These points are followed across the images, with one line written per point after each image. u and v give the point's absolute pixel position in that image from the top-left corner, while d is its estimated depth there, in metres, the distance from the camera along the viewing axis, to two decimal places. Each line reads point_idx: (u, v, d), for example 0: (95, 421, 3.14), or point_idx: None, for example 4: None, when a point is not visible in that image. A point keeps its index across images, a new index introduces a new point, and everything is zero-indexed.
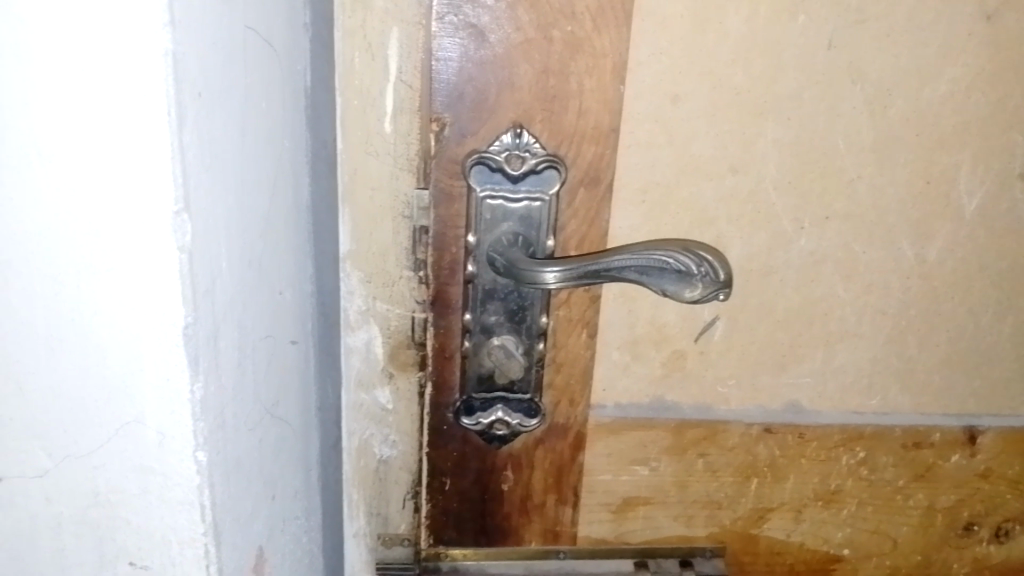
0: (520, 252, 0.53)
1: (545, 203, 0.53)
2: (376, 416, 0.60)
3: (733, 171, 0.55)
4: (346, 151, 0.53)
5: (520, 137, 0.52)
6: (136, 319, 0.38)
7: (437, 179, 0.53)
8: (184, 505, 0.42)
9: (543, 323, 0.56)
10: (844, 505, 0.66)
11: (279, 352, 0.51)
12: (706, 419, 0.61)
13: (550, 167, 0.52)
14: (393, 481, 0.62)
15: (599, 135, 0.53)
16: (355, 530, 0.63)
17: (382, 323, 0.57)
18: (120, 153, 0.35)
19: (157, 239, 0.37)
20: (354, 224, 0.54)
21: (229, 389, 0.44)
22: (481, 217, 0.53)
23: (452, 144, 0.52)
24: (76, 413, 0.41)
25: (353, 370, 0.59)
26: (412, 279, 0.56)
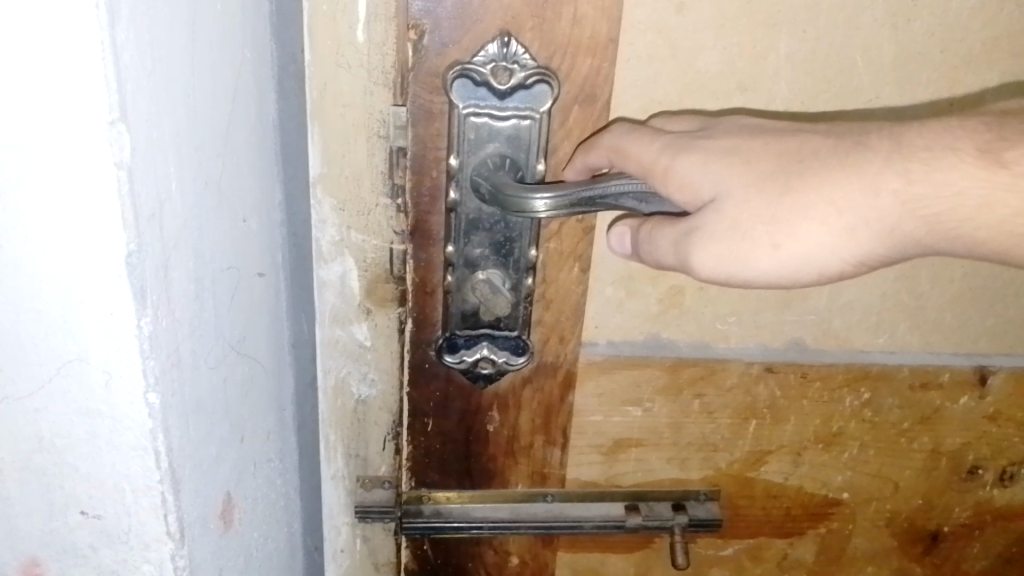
0: (508, 177, 0.48)
1: (535, 122, 0.48)
2: (353, 353, 0.56)
3: (741, 90, 0.50)
4: (314, 64, 0.48)
5: (508, 46, 0.46)
6: (73, 246, 0.34)
7: (415, 96, 0.48)
8: (138, 450, 0.39)
9: (532, 256, 0.52)
10: (845, 448, 0.63)
11: (244, 285, 0.47)
12: (705, 358, 0.58)
13: (541, 82, 0.47)
14: (373, 422, 0.58)
15: (595, 46, 0.47)
16: (333, 471, 0.60)
17: (357, 256, 0.53)
18: (39, 53, 0.30)
19: (91, 154, 0.32)
20: (325, 144, 0.50)
21: (185, 324, 0.40)
22: (465, 137, 0.48)
23: (432, 54, 0.47)
24: (12, 352, 0.36)
25: (327, 304, 0.54)
26: (390, 207, 0.51)
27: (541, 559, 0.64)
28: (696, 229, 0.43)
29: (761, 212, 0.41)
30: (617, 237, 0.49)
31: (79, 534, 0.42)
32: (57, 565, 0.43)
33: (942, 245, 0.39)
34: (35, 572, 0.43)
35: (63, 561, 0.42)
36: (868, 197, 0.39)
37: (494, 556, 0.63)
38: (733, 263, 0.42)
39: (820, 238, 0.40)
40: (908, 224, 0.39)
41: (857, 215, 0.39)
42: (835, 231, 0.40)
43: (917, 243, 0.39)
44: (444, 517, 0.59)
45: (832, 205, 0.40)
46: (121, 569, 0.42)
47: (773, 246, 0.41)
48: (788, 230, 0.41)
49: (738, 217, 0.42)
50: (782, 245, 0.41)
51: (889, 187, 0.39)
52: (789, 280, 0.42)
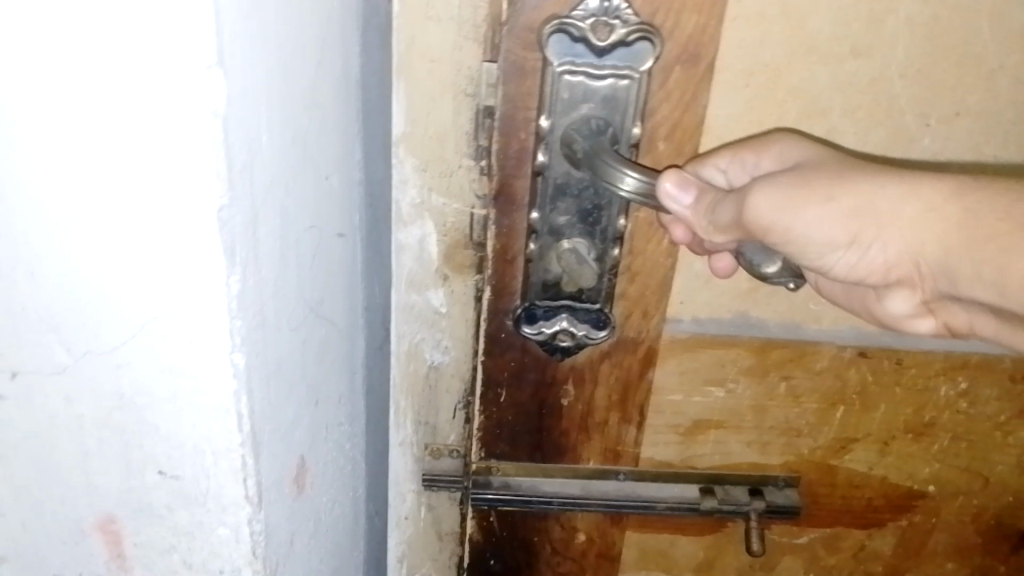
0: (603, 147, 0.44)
1: (634, 83, 0.44)
2: (428, 320, 0.54)
3: (855, 54, 0.47)
4: (403, 12, 0.45)
5: (610, 0, 0.42)
6: (161, 199, 0.32)
7: (509, 50, 0.44)
8: (219, 413, 0.38)
9: (621, 226, 0.48)
10: (936, 440, 0.60)
11: (325, 244, 0.45)
12: (794, 339, 0.55)
13: (643, 39, 0.43)
14: (444, 389, 0.57)
15: (703, 2, 0.43)
16: (401, 438, 0.59)
17: (438, 220, 0.51)
18: (134, 1, 0.28)
19: (185, 102, 0.30)
20: (410, 101, 0.47)
21: (270, 283, 0.38)
22: (558, 97, 0.44)
23: (528, 8, 0.43)
24: (96, 306, 0.35)
25: (404, 269, 0.53)
26: (472, 169, 0.49)
27: (608, 537, 0.62)
28: (760, 177, 0.38)
29: (826, 173, 0.36)
30: (676, 183, 0.40)
31: (156, 494, 0.41)
32: (132, 523, 0.42)
33: (965, 254, 0.33)
34: (111, 529, 0.42)
35: (139, 520, 0.42)
36: (932, 180, 0.34)
37: (561, 532, 0.62)
38: (780, 203, 0.36)
39: (871, 200, 0.34)
40: (951, 214, 0.33)
41: (917, 187, 0.34)
42: (886, 198, 0.34)
43: (946, 247, 0.33)
44: (513, 491, 0.58)
45: (898, 176, 0.34)
46: (197, 531, 0.42)
47: (826, 197, 0.35)
48: (846, 184, 0.35)
49: (806, 172, 0.37)
50: (836, 197, 0.35)
51: (952, 178, 0.33)
52: (830, 239, 0.35)
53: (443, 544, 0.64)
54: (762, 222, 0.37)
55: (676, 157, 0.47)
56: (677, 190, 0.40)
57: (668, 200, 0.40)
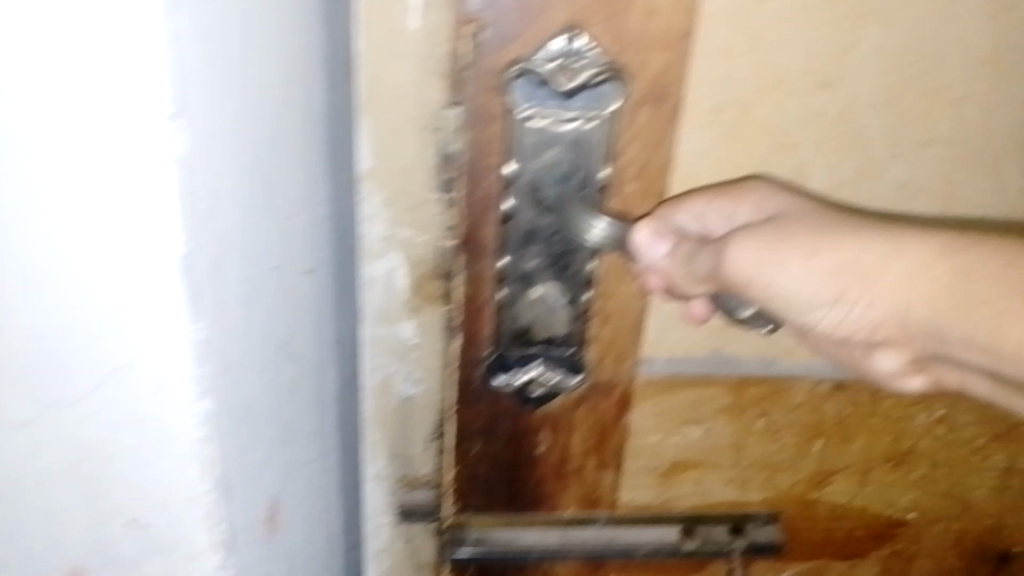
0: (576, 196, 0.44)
1: (601, 124, 0.43)
2: (398, 352, 0.52)
3: (823, 87, 0.46)
4: (365, 50, 0.44)
5: (574, 41, 0.41)
6: None
7: (471, 94, 0.42)
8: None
9: (592, 269, 0.47)
10: (914, 468, 0.59)
11: None
12: (770, 374, 0.53)
13: (609, 81, 0.42)
14: (417, 422, 0.54)
15: (668, 41, 0.42)
16: (375, 470, 0.57)
17: (405, 251, 0.48)
18: None
19: None
20: (374, 134, 0.46)
21: None
22: (524, 143, 0.43)
23: (490, 51, 0.41)
24: None
25: (374, 303, 0.50)
26: (440, 200, 0.47)
27: None
28: (739, 229, 0.37)
29: (813, 226, 0.35)
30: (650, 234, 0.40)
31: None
32: None
33: (955, 317, 0.31)
34: None
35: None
36: (922, 240, 0.32)
37: None
38: (759, 257, 0.35)
39: (853, 253, 0.33)
40: (939, 275, 0.31)
41: (903, 245, 0.32)
42: (872, 254, 0.33)
43: (934, 307, 0.31)
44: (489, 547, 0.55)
45: (885, 233, 0.33)
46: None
47: (809, 252, 0.34)
48: (830, 238, 0.34)
49: (788, 225, 0.36)
50: (819, 251, 0.34)
51: (945, 240, 0.32)
52: (814, 294, 0.34)
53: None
54: (741, 274, 0.36)
55: (646, 197, 0.46)
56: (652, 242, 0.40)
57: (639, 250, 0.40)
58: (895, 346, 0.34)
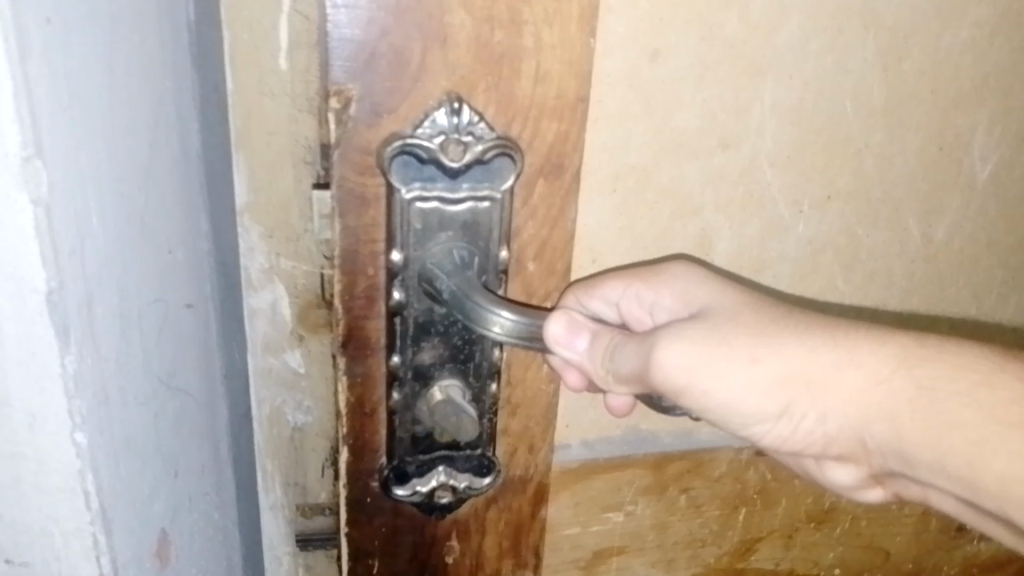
0: (467, 281, 0.38)
1: (496, 203, 0.38)
2: (287, 382, 0.51)
3: (723, 147, 0.43)
4: (236, 88, 0.44)
5: (459, 115, 0.36)
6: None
7: (343, 176, 0.37)
8: (65, 494, 0.32)
9: (496, 359, 0.42)
10: (837, 523, 0.57)
11: (173, 316, 0.43)
12: (688, 447, 0.50)
13: (501, 155, 0.37)
14: (310, 450, 0.53)
15: (562, 108, 0.38)
16: (271, 501, 0.55)
17: (288, 281, 0.49)
18: None
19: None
20: (249, 170, 0.46)
21: (112, 362, 0.34)
22: (410, 228, 0.37)
23: (362, 128, 0.36)
24: None
25: (258, 333, 0.50)
26: (318, 234, 0.48)
27: None
28: (665, 329, 0.35)
29: (750, 329, 0.34)
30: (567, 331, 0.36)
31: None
32: None
33: (918, 434, 0.31)
34: None
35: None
36: (868, 347, 0.32)
37: None
38: (694, 363, 0.34)
39: (799, 361, 0.33)
40: (898, 394, 0.31)
41: (853, 354, 0.32)
42: (824, 365, 0.32)
43: (896, 426, 0.31)
44: None
45: (827, 341, 0.33)
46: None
47: (752, 359, 0.33)
48: (772, 345, 0.33)
49: (721, 327, 0.34)
50: (761, 359, 0.33)
51: (892, 350, 0.32)
52: (754, 406, 0.34)
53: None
54: (673, 384, 0.34)
55: (549, 276, 0.41)
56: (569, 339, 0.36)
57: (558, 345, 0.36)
58: (847, 458, 0.34)
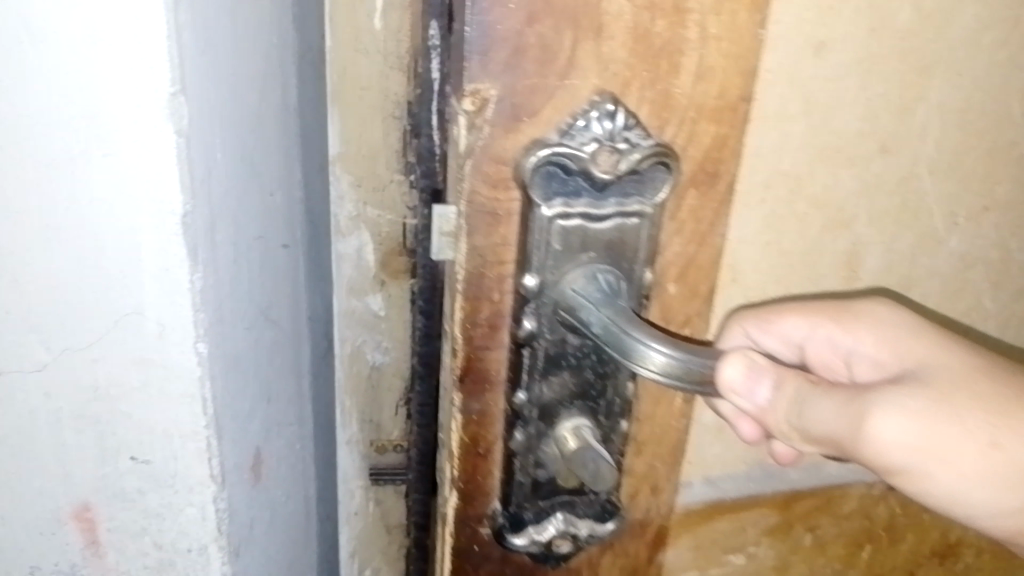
0: (615, 311, 0.32)
1: (645, 218, 0.33)
2: (369, 322, 0.63)
3: (883, 152, 0.39)
4: (336, 48, 0.57)
5: (614, 118, 0.31)
6: (143, 181, 0.38)
7: (472, 189, 0.32)
8: (186, 397, 0.43)
9: (631, 394, 0.37)
10: (961, 558, 0.52)
11: (270, 254, 0.57)
12: (818, 483, 0.46)
13: (656, 164, 0.32)
14: (385, 388, 0.65)
15: (722, 109, 0.33)
16: (348, 436, 0.68)
17: (373, 230, 0.60)
18: (116, 39, 0.35)
19: (151, 130, 0.36)
20: (344, 123, 0.58)
21: (225, 282, 0.46)
22: (549, 248, 0.32)
23: (498, 137, 0.31)
24: (77, 303, 0.41)
25: (344, 275, 0.62)
26: (402, 183, 0.59)
27: None
28: (880, 394, 0.30)
29: (985, 402, 0.29)
30: (753, 379, 0.31)
31: (127, 478, 0.45)
32: (106, 510, 0.46)
33: None
34: (87, 517, 0.46)
35: (114, 505, 0.46)
36: None
37: None
38: (925, 444, 0.28)
39: None
40: None
41: None
42: None
43: None
44: None
45: None
46: (167, 511, 0.46)
47: (991, 444, 0.28)
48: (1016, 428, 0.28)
49: (949, 398, 0.29)
50: (1003, 446, 0.28)
51: None
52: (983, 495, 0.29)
53: (390, 536, 0.71)
54: (886, 460, 0.29)
55: (690, 300, 0.37)
56: (753, 385, 0.31)
57: (734, 394, 0.31)
58: None
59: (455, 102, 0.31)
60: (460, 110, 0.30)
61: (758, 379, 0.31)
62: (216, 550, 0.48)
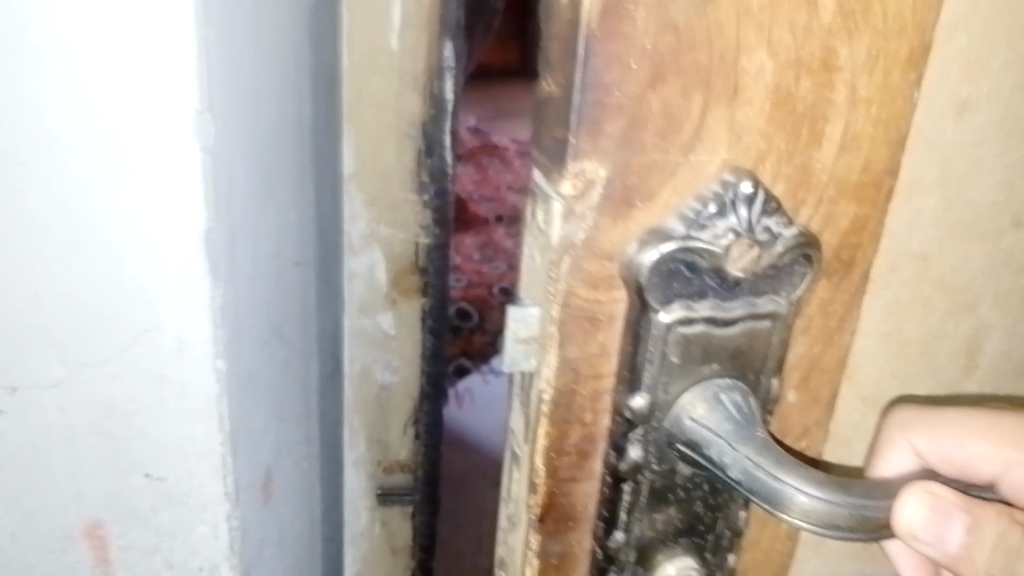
0: (754, 447, 0.26)
1: (779, 320, 0.27)
2: (379, 341, 0.70)
3: (1017, 225, 0.33)
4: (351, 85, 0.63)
5: (754, 205, 0.25)
6: (156, 163, 0.33)
7: (568, 290, 0.25)
8: (207, 414, 0.38)
9: (742, 521, 0.30)
10: None
11: (283, 271, 0.52)
12: None
13: (795, 258, 0.26)
14: (395, 407, 0.73)
15: (861, 186, 0.28)
16: (355, 455, 0.75)
17: (386, 249, 0.67)
18: (123, 20, 0.30)
19: (175, 135, 0.32)
20: (359, 143, 0.64)
21: (259, 300, 0.47)
22: (665, 362, 0.26)
23: (605, 226, 0.24)
24: (91, 318, 0.36)
25: (354, 296, 0.69)
26: (414, 203, 0.65)
27: None
28: None
29: None
30: (940, 530, 0.27)
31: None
32: (117, 527, 0.41)
33: None
34: (100, 533, 0.41)
35: (126, 523, 0.41)
36: None
37: None
38: None
39: None
40: None
41: None
42: None
43: None
44: None
45: None
46: (178, 530, 0.41)
47: None
48: None
49: None
50: None
51: None
52: None
53: (395, 556, 0.79)
54: None
55: (813, 407, 0.32)
56: (940, 530, 0.27)
57: (914, 540, 0.27)
58: None
59: (550, 184, 0.24)
60: (557, 195, 0.24)
61: (946, 523, 0.27)
62: (229, 572, 0.42)
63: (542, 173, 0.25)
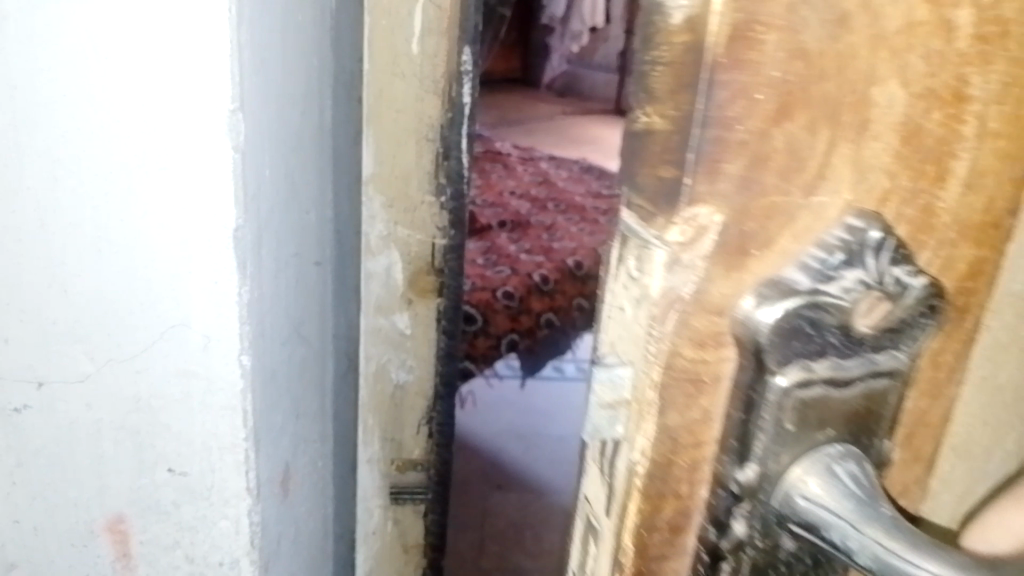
0: (882, 527, 0.22)
1: (895, 379, 0.24)
2: (395, 340, 0.83)
3: None
4: (370, 104, 0.75)
5: (883, 256, 0.22)
6: (191, 194, 0.49)
7: (671, 349, 0.22)
8: (229, 410, 0.56)
9: None
10: None
11: (305, 272, 0.68)
12: None
13: (920, 314, 0.23)
14: (406, 406, 0.87)
15: (980, 226, 0.25)
16: (371, 454, 0.89)
17: (404, 249, 0.80)
18: (166, 78, 0.46)
19: (211, 150, 0.48)
20: (379, 146, 0.76)
21: (268, 296, 0.58)
22: (779, 431, 0.22)
23: (718, 279, 0.21)
24: (126, 314, 0.52)
25: (372, 296, 0.82)
26: (431, 204, 0.78)
27: None
28: None
29: None
30: None
31: (164, 491, 0.58)
32: (138, 522, 0.59)
33: None
34: (118, 529, 0.60)
35: (146, 519, 0.59)
36: None
37: None
38: None
39: None
40: None
41: None
42: None
43: None
44: None
45: None
46: (200, 525, 0.59)
47: None
48: None
49: None
50: None
51: None
52: None
53: (407, 554, 0.96)
54: None
55: (913, 464, 0.29)
56: None
57: None
58: None
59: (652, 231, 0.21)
60: (662, 244, 0.21)
61: None
62: (247, 562, 0.61)
63: (639, 217, 0.21)
